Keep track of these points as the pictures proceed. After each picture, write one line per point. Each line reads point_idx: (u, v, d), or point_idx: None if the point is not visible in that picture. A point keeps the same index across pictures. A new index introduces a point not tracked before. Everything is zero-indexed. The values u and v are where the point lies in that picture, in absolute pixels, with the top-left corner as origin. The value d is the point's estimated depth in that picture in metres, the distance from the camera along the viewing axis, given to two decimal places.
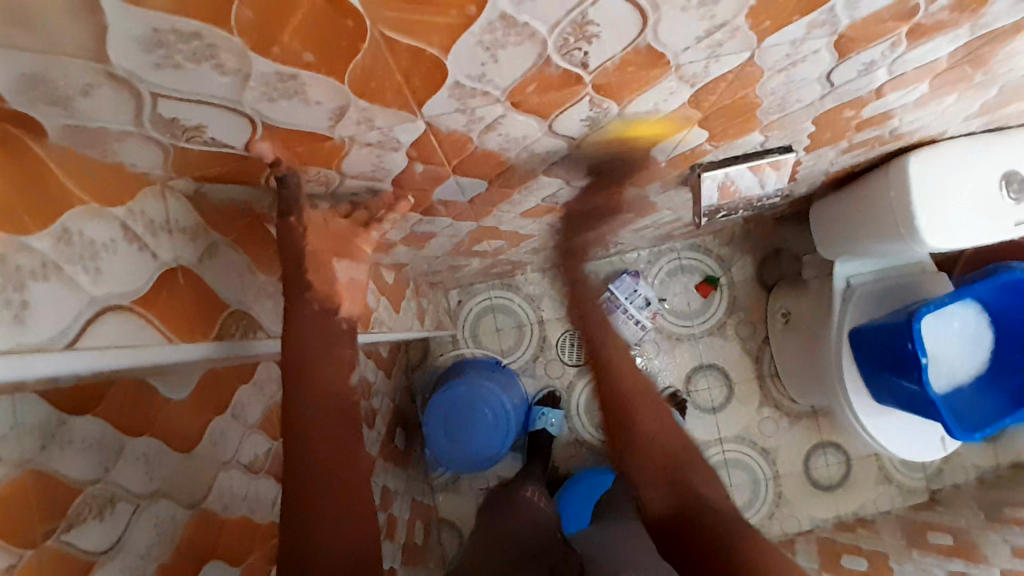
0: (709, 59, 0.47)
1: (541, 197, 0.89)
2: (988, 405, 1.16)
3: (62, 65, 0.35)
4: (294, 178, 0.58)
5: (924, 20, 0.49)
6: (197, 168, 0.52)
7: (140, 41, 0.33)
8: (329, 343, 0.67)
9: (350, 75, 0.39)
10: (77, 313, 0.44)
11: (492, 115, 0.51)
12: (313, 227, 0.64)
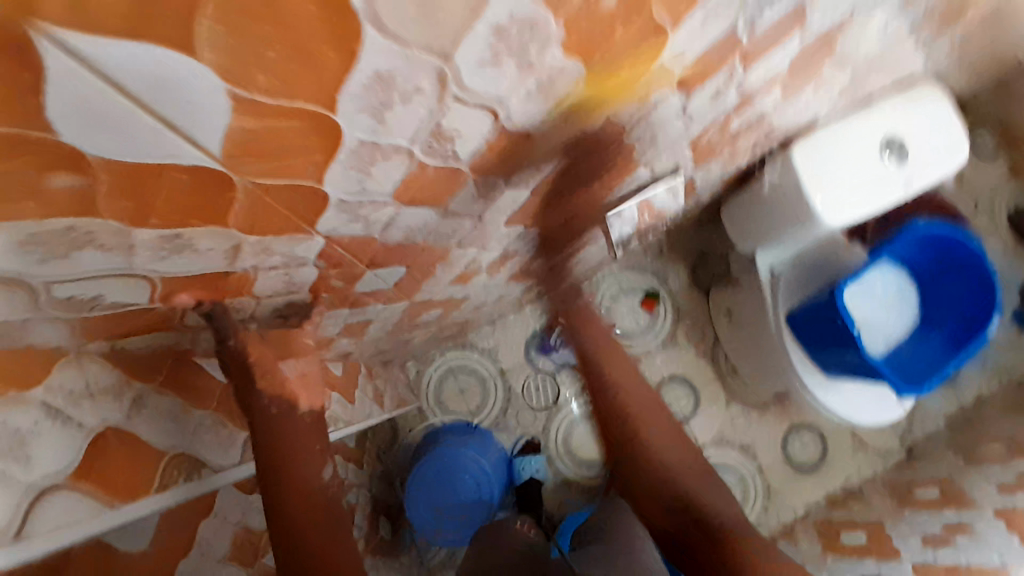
0: (569, 126, 0.51)
1: (465, 263, 0.91)
2: (929, 353, 1.21)
3: None
4: (225, 312, 0.57)
5: (751, 44, 0.53)
6: (110, 329, 0.51)
7: (19, 245, 0.34)
8: (301, 449, 0.69)
9: (237, 219, 0.41)
10: (14, 508, 0.45)
11: (387, 215, 0.53)
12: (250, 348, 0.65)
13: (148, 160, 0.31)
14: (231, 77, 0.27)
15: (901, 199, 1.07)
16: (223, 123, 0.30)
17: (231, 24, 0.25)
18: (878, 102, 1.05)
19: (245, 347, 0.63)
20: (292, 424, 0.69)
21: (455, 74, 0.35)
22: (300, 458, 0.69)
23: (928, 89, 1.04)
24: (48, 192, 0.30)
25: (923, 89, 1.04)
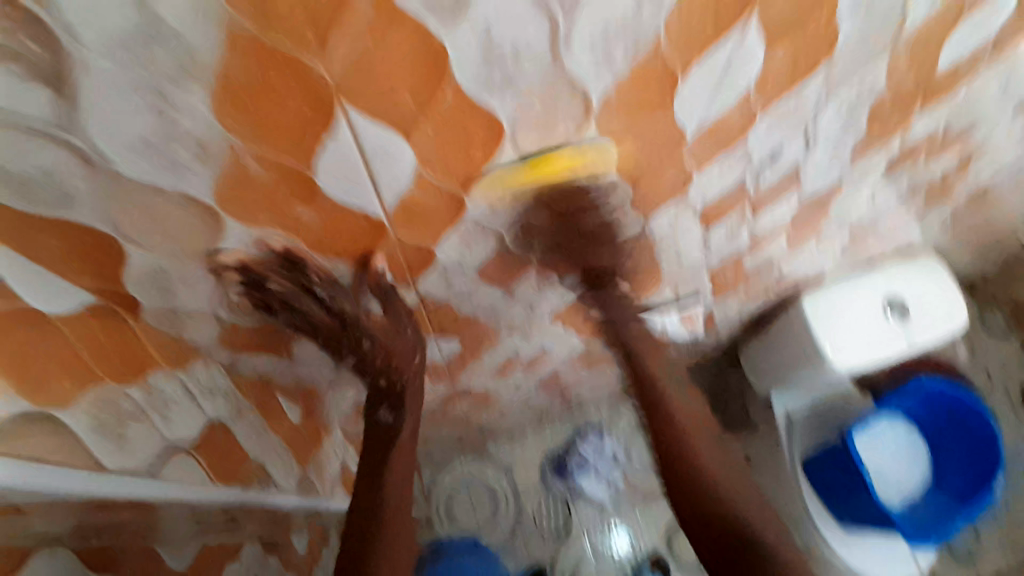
0: (615, 237, 0.68)
1: (507, 353, 1.05)
2: (939, 506, 1.23)
3: (182, 265, 0.47)
4: (345, 279, 0.58)
5: (758, 195, 0.68)
6: (240, 342, 0.62)
7: (242, 247, 0.47)
8: (399, 460, 0.75)
9: (367, 237, 0.51)
10: (155, 452, 0.55)
11: (467, 286, 0.69)
12: (385, 331, 0.69)
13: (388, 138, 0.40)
14: (420, 156, 0.42)
15: (903, 353, 1.19)
16: (402, 182, 0.45)
17: (434, 125, 0.40)
18: (880, 266, 1.20)
19: (379, 329, 0.68)
20: (398, 436, 0.75)
21: (548, 180, 0.50)
22: (397, 471, 0.74)
23: (939, 265, 1.19)
24: (284, 212, 0.44)
25: (934, 264, 1.19)
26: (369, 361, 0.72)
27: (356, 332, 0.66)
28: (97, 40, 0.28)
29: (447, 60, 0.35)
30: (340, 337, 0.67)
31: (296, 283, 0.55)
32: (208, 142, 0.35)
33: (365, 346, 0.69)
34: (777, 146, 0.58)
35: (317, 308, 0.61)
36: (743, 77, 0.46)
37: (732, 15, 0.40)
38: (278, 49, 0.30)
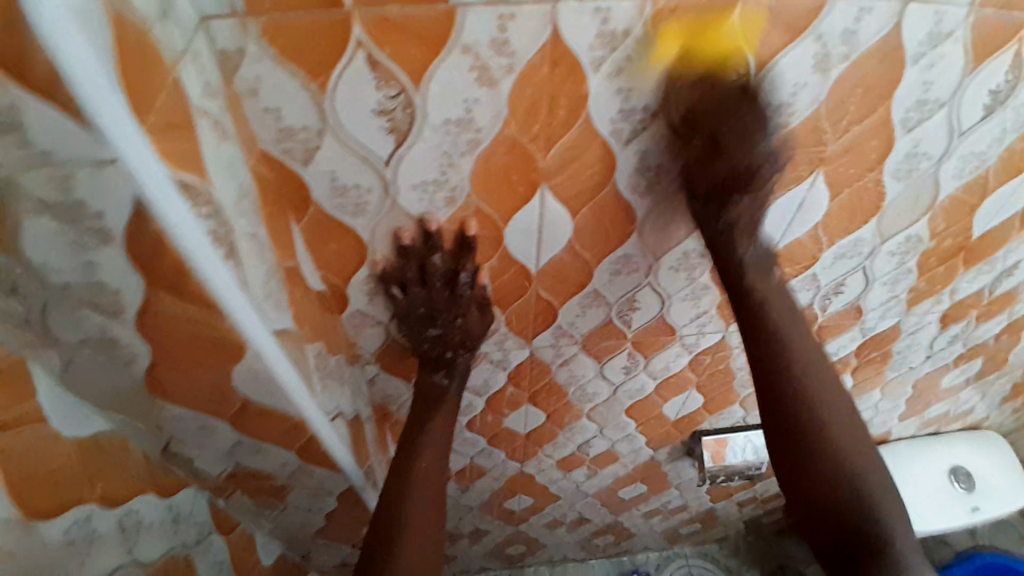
0: (699, 331, 0.82)
1: (579, 443, 1.16)
2: None
3: (390, 280, 0.65)
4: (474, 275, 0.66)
5: (826, 320, 0.82)
6: (392, 359, 0.79)
7: (436, 272, 0.65)
8: (442, 414, 0.77)
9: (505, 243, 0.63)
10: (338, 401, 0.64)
11: (571, 352, 0.84)
12: (479, 323, 0.71)
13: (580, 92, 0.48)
14: (576, 229, 0.61)
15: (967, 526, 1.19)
16: (557, 246, 0.64)
17: (594, 209, 0.59)
18: (949, 438, 1.23)
19: (477, 309, 0.70)
20: (447, 398, 0.77)
21: (659, 269, 0.68)
22: (440, 420, 0.77)
23: (1001, 440, 1.24)
24: (475, 251, 0.63)
25: (997, 439, 1.23)
26: (445, 339, 0.73)
27: (455, 316, 0.69)
28: (438, 125, 0.49)
29: (615, 164, 0.55)
30: (436, 316, 0.70)
31: (446, 259, 0.63)
32: (457, 192, 0.56)
33: (452, 330, 0.72)
34: (837, 275, 0.74)
35: (439, 286, 0.67)
36: (811, 210, 0.64)
37: (806, 165, 0.60)
38: (525, 142, 0.51)
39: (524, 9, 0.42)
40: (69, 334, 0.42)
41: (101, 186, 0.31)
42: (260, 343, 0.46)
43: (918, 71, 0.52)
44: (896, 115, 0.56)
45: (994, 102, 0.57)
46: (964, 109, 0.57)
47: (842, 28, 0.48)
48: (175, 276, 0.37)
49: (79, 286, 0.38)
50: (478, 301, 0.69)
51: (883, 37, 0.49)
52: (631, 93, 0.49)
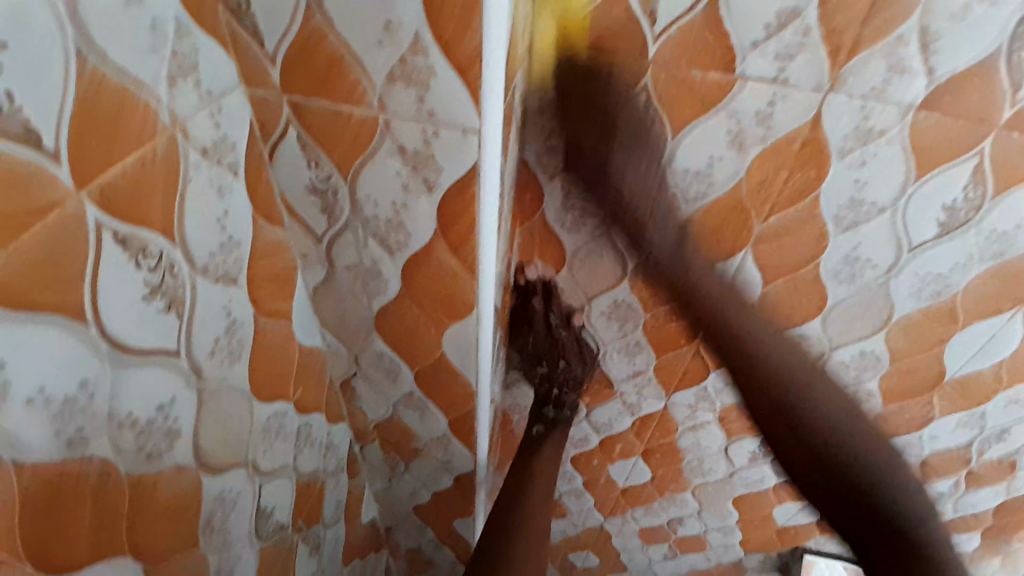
0: (844, 441, 0.79)
1: (669, 519, 1.13)
2: None
3: (573, 294, 0.72)
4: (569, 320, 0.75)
5: (977, 466, 0.78)
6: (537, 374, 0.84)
7: (614, 301, 0.71)
8: (553, 436, 0.83)
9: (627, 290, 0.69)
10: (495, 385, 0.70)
11: (704, 420, 0.85)
12: (582, 365, 0.79)
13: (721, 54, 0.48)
14: (763, 297, 0.65)
15: None
16: (737, 307, 0.67)
17: (786, 280, 0.63)
18: None
19: (580, 355, 0.77)
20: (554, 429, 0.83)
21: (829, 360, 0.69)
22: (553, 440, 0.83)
23: None
24: (657, 293, 0.68)
25: None
26: (551, 377, 0.81)
27: (557, 361, 0.78)
28: (677, 172, 0.56)
29: (827, 246, 0.58)
30: (542, 357, 0.79)
31: (543, 305, 0.74)
32: (666, 233, 0.62)
33: (558, 373, 0.79)
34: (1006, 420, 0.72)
35: (542, 332, 0.76)
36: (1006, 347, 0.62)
37: (1008, 301, 0.59)
38: (746, 205, 0.57)
39: (796, 93, 0.48)
40: (345, 258, 0.53)
41: (453, 149, 0.40)
42: (484, 311, 0.54)
43: None
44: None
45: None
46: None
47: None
48: (463, 235, 0.46)
49: (382, 220, 0.47)
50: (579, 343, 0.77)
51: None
52: (866, 184, 0.53)
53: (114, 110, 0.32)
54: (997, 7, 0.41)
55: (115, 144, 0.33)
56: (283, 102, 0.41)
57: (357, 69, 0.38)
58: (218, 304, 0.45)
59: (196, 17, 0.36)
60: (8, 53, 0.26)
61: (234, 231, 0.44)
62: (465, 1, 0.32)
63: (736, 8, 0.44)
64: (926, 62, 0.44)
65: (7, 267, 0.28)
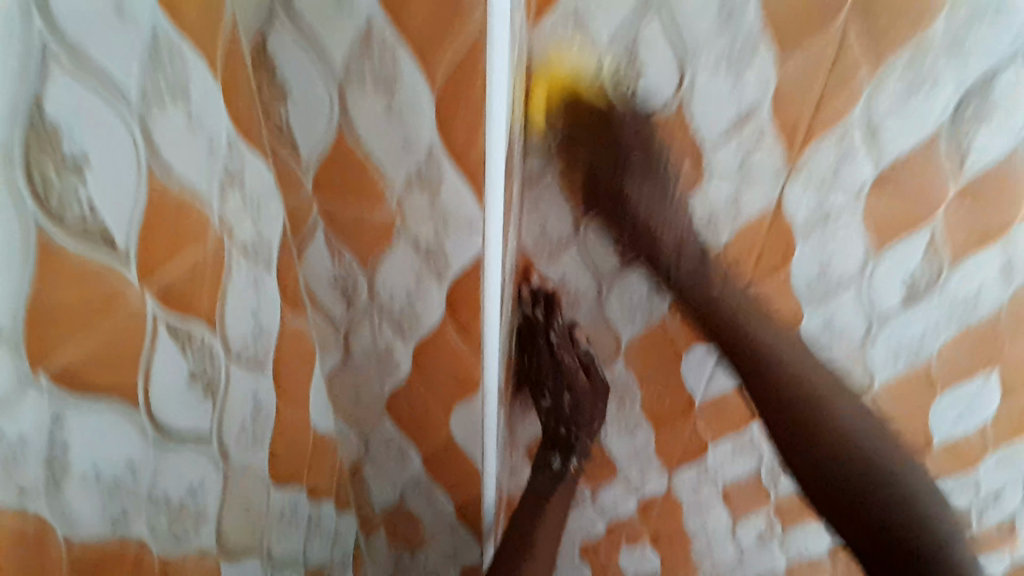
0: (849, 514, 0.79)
1: None
2: None
3: None
4: (574, 337, 0.69)
5: (981, 532, 0.79)
6: None
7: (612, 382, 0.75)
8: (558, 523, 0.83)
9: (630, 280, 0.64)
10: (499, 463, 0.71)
11: (709, 504, 0.85)
12: (589, 391, 0.70)
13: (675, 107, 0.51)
14: (752, 369, 0.68)
15: None
16: (731, 379, 0.70)
17: (771, 351, 0.66)
18: None
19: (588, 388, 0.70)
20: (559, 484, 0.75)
21: (821, 427, 0.71)
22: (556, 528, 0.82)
23: None
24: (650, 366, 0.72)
25: None
26: (557, 416, 0.72)
27: (561, 384, 0.69)
28: (664, 252, 0.61)
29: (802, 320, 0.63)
30: (545, 378, 0.70)
31: (546, 316, 0.67)
32: (654, 309, 0.66)
33: (563, 401, 0.70)
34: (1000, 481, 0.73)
35: (545, 356, 0.69)
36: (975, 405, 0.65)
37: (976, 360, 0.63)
38: (726, 280, 0.62)
39: (760, 182, 0.55)
40: (362, 344, 0.57)
41: (464, 243, 0.46)
42: (489, 390, 0.58)
43: None
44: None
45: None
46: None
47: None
48: (470, 318, 0.51)
49: (398, 308, 0.52)
50: (584, 363, 0.69)
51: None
52: (831, 262, 0.59)
53: (176, 215, 0.38)
54: (929, 99, 0.49)
55: (172, 247, 0.38)
56: (313, 207, 0.48)
57: (380, 174, 0.44)
58: (246, 388, 0.49)
59: (245, 135, 0.42)
60: (93, 172, 0.31)
61: (265, 320, 0.49)
62: (473, 124, 0.39)
63: (699, 108, 0.50)
64: (871, 150, 0.52)
65: (76, 353, 0.32)
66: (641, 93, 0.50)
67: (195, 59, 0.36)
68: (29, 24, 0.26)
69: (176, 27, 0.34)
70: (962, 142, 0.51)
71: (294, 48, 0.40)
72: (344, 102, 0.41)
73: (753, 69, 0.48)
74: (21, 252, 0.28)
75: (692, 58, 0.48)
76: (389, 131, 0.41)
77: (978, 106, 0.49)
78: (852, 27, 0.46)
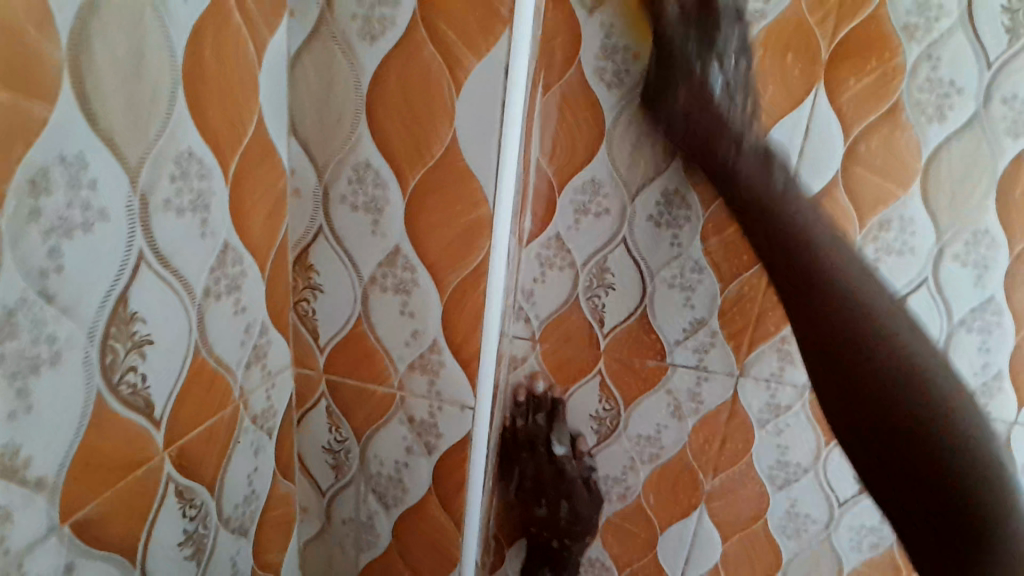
0: None
1: None
2: None
3: None
4: (576, 449, 0.64)
5: None
6: None
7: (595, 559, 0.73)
8: None
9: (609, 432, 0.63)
10: None
11: None
12: (587, 502, 0.66)
13: (679, 408, 0.61)
14: (725, 557, 0.66)
15: None
16: (704, 568, 0.67)
17: (743, 539, 0.65)
18: None
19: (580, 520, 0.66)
20: None
21: None
22: None
23: None
24: (628, 555, 0.68)
25: None
26: (551, 519, 0.66)
27: (561, 492, 0.65)
28: (634, 437, 0.63)
29: (767, 506, 0.63)
30: (546, 487, 0.64)
31: (547, 423, 0.63)
32: (628, 491, 0.65)
33: (560, 509, 0.66)
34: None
35: (544, 456, 0.64)
36: None
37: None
38: (693, 468, 0.63)
39: (716, 378, 0.59)
40: (344, 512, 0.58)
41: (454, 421, 0.51)
42: (466, 567, 0.58)
43: None
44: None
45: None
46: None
47: None
48: (452, 490, 0.54)
49: (384, 477, 0.55)
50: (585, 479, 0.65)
51: (999, 448, 0.58)
52: (787, 449, 0.61)
53: (207, 386, 0.43)
54: (852, 317, 0.56)
55: (196, 415, 0.43)
56: (321, 379, 0.53)
57: (386, 360, 0.50)
58: (228, 554, 0.50)
59: (275, 322, 0.49)
60: (153, 348, 0.38)
61: (258, 485, 0.52)
62: (473, 320, 0.47)
63: (657, 306, 0.58)
64: (808, 353, 0.58)
65: (99, 507, 0.37)
66: (609, 302, 0.58)
67: (252, 265, 0.45)
68: (132, 239, 0.35)
69: (244, 244, 0.44)
70: (886, 351, 0.56)
71: (331, 256, 0.48)
72: (366, 301, 0.49)
73: (702, 287, 0.56)
74: (80, 410, 0.34)
75: (652, 276, 0.57)
76: (400, 325, 0.49)
77: (895, 323, 0.55)
78: (778, 263, 0.55)
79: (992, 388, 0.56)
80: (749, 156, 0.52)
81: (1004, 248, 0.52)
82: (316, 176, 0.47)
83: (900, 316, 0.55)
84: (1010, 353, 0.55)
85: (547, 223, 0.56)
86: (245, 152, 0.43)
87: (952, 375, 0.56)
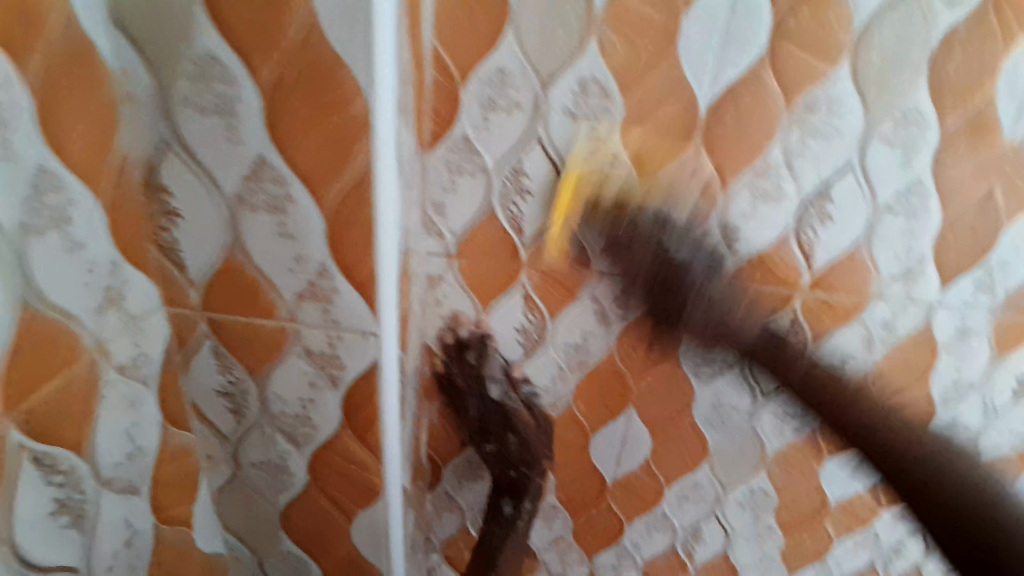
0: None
1: None
2: None
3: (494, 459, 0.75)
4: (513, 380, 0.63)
5: None
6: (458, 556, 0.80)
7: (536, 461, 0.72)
8: None
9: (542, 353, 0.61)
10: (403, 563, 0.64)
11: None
12: (536, 429, 0.66)
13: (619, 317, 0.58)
14: (654, 452, 0.67)
15: None
16: (636, 463, 0.68)
17: (670, 433, 0.66)
18: None
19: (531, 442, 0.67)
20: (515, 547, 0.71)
21: (727, 502, 0.71)
22: None
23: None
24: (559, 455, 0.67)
25: None
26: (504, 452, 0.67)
27: (506, 427, 0.65)
28: (560, 348, 0.60)
29: (693, 400, 0.64)
30: (491, 423, 0.65)
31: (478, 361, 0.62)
32: (559, 399, 0.64)
33: (509, 441, 0.66)
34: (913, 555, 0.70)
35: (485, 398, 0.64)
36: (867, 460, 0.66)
37: (858, 426, 0.64)
38: (621, 371, 0.62)
39: (640, 280, 0.57)
40: (252, 455, 0.54)
41: (359, 350, 0.46)
42: (392, 494, 0.56)
43: (956, 360, 0.59)
44: (935, 392, 0.61)
45: (1023, 390, 0.60)
46: (995, 392, 0.61)
47: (883, 320, 0.58)
48: (367, 421, 0.50)
49: (290, 416, 0.51)
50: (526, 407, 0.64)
51: (917, 328, 0.58)
52: (711, 345, 0.60)
53: (49, 337, 0.36)
54: (776, 206, 0.53)
55: (41, 373, 0.36)
56: (200, 319, 0.46)
57: (271, 292, 0.44)
58: (118, 515, 0.45)
59: (128, 258, 0.41)
60: None
61: (142, 440, 0.46)
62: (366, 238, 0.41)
63: (577, 210, 0.53)
64: (731, 249, 0.55)
65: None
66: (527, 208, 0.53)
67: (82, 192, 0.37)
68: None
69: (66, 165, 0.35)
70: (808, 242, 0.55)
71: (184, 175, 0.40)
72: (236, 225, 0.42)
73: (624, 188, 0.52)
74: None
75: (570, 177, 0.52)
76: (283, 251, 0.42)
77: (818, 210, 0.53)
78: (702, 154, 0.51)
79: (915, 274, 0.56)
80: (670, 36, 0.46)
81: (935, 127, 0.50)
82: (149, 76, 0.37)
83: (824, 203, 0.53)
84: (934, 238, 0.54)
85: (452, 123, 0.49)
86: (48, 47, 0.33)
87: (875, 261, 0.56)
